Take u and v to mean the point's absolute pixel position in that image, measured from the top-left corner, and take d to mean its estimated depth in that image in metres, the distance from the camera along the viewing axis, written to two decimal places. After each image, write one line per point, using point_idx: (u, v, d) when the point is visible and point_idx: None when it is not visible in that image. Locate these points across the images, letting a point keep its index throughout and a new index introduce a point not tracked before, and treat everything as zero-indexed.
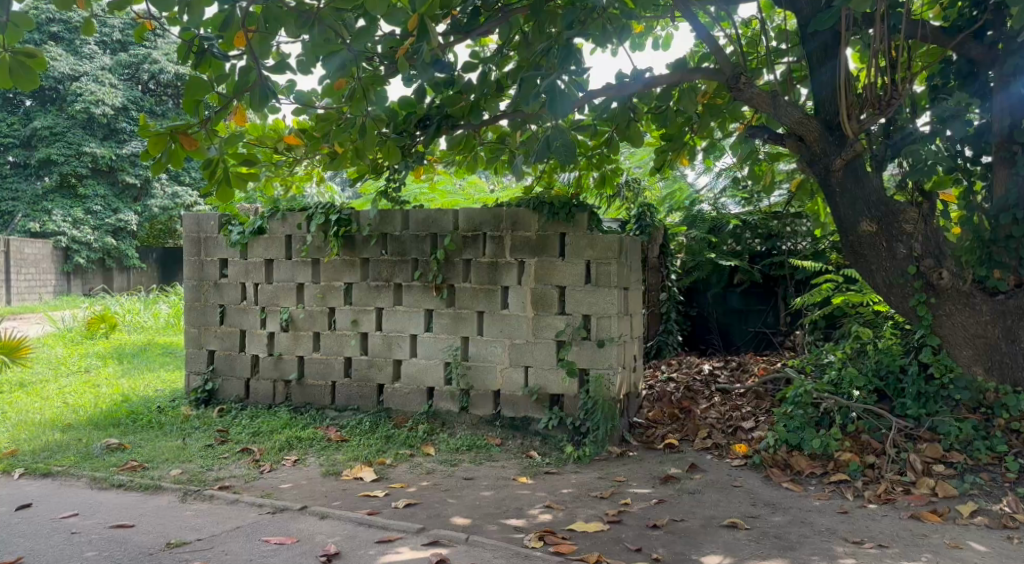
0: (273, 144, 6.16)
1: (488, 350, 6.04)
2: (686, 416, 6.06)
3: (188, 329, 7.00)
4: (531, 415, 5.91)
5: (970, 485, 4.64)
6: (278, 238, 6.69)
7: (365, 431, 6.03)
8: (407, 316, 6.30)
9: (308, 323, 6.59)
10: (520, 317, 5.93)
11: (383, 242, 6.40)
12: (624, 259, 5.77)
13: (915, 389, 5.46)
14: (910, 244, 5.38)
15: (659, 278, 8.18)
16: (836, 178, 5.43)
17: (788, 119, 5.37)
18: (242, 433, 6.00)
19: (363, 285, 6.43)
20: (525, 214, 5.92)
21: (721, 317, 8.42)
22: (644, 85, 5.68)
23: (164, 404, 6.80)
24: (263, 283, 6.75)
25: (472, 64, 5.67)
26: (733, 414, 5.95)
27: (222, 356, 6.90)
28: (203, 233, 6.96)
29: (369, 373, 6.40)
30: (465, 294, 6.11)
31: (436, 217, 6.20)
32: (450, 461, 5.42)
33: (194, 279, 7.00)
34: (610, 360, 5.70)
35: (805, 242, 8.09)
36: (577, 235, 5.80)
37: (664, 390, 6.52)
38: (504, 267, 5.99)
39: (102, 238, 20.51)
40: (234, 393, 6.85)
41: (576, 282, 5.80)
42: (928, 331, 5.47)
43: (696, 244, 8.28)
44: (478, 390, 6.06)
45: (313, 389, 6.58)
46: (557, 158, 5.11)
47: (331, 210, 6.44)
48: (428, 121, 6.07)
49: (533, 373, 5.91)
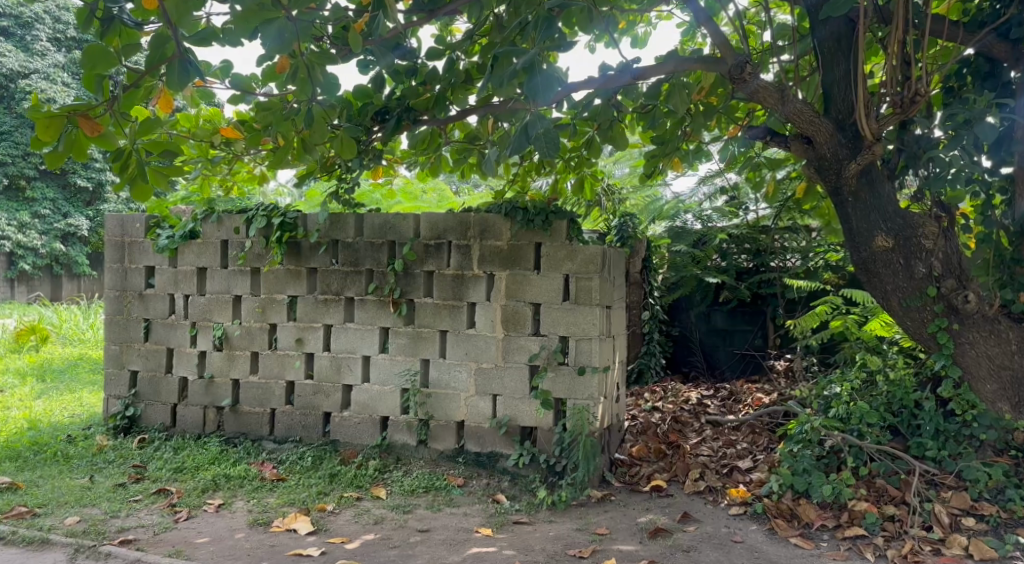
0: (207, 137, 5.38)
1: (451, 375, 5.29)
2: (674, 452, 5.32)
3: (109, 346, 6.15)
4: (499, 450, 5.16)
5: (1012, 545, 3.99)
6: (211, 244, 5.89)
7: (306, 468, 5.24)
8: (359, 334, 5.52)
9: (244, 341, 5.79)
10: (488, 339, 5.20)
11: (334, 250, 5.63)
12: (607, 274, 5.06)
13: (934, 426, 4.78)
14: (931, 262, 4.70)
15: (641, 295, 7.48)
16: (848, 185, 4.76)
17: (794, 117, 4.67)
18: (162, 470, 5.25)
19: (309, 299, 5.64)
20: (495, 220, 5.20)
21: (704, 338, 7.79)
22: (633, 78, 4.95)
23: (76, 432, 5.95)
24: (194, 294, 5.93)
25: (437, 52, 4.93)
26: (727, 451, 5.24)
27: (146, 379, 6.05)
28: (127, 237, 6.12)
29: (314, 400, 5.61)
30: (426, 311, 5.36)
31: (395, 223, 5.45)
32: (404, 507, 4.65)
33: (116, 289, 6.16)
34: (590, 390, 4.97)
35: (796, 258, 7.44)
36: (554, 246, 5.09)
37: (649, 421, 5.81)
38: (471, 281, 5.25)
39: (51, 244, 19.22)
40: (159, 419, 6.01)
41: (552, 299, 5.08)
42: (949, 360, 4.76)
43: (681, 259, 7.59)
44: (440, 420, 5.30)
45: (249, 418, 5.76)
46: (539, 150, 4.33)
47: (275, 212, 5.65)
48: (386, 114, 5.33)
49: (502, 403, 5.17)
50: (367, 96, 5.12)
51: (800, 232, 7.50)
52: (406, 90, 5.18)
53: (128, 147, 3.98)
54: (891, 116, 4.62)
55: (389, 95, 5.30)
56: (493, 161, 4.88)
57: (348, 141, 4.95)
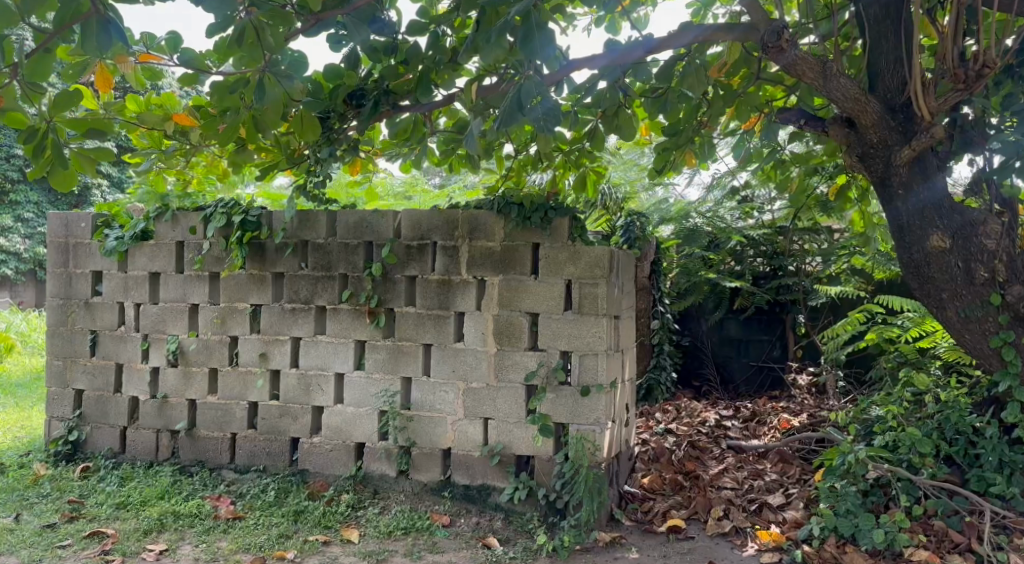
0: (157, 124, 4.61)
1: (436, 396, 4.59)
2: (692, 483, 4.56)
3: (51, 362, 5.45)
4: (491, 483, 4.47)
5: None
6: (165, 245, 5.20)
7: (269, 504, 4.55)
8: (332, 349, 4.82)
9: (201, 356, 5.10)
10: (478, 353, 4.51)
11: (303, 252, 4.93)
12: (614, 279, 4.39)
13: (997, 457, 3.97)
14: (994, 265, 3.89)
15: (649, 301, 6.73)
16: (899, 175, 3.95)
17: (838, 96, 3.84)
18: (102, 506, 4.58)
19: (275, 309, 4.95)
20: (487, 218, 4.53)
21: (717, 349, 7.08)
22: (649, 51, 4.29)
23: (12, 460, 5.25)
24: (146, 303, 5.24)
25: (420, 25, 4.16)
26: (754, 483, 4.48)
27: (92, 399, 5.35)
28: (71, 239, 5.40)
29: (280, 424, 4.92)
30: (408, 323, 4.66)
31: (372, 220, 4.77)
32: (376, 556, 3.97)
33: (59, 297, 5.44)
34: (596, 414, 4.29)
35: (816, 261, 6.77)
36: (555, 248, 4.41)
37: (662, 445, 5.02)
38: (459, 287, 4.56)
39: (35, 248, 17.77)
40: (107, 445, 5.31)
41: (553, 308, 4.40)
42: (1016, 381, 3.89)
43: (692, 262, 6.87)
44: (423, 448, 4.61)
45: (206, 443, 5.07)
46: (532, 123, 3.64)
47: (235, 209, 4.97)
48: (361, 96, 4.58)
49: (494, 428, 4.48)
50: (340, 77, 4.40)
51: (820, 234, 6.85)
52: (385, 70, 4.43)
53: (41, 125, 3.26)
54: (954, 93, 3.77)
55: (366, 75, 4.58)
56: (477, 137, 4.02)
57: (309, 122, 4.33)
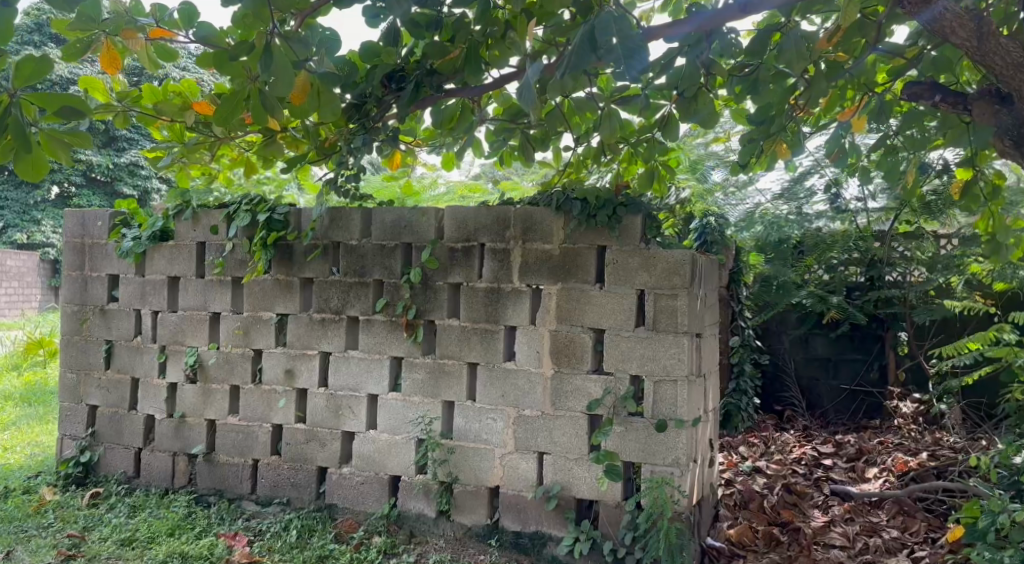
0: (178, 116, 3.93)
1: (483, 424, 3.92)
2: (793, 537, 3.79)
3: (64, 374, 4.95)
4: (547, 531, 3.78)
5: None
6: (185, 247, 4.65)
7: (290, 546, 3.92)
8: (365, 367, 4.19)
9: (222, 372, 4.53)
10: (532, 376, 3.82)
11: (334, 256, 4.32)
12: (696, 289, 3.65)
13: None
14: None
15: (728, 315, 5.92)
16: None
17: (993, 61, 2.97)
18: (105, 542, 4.02)
19: (303, 320, 4.34)
20: (544, 216, 3.84)
21: (802, 370, 6.26)
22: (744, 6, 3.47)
23: (19, 483, 4.75)
24: (164, 311, 4.70)
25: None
26: (871, 541, 3.69)
27: (107, 417, 4.83)
28: (87, 239, 4.90)
29: (307, 450, 4.31)
30: (451, 338, 4.00)
31: (412, 220, 4.13)
32: None
33: (74, 304, 4.95)
34: (674, 454, 3.57)
35: (921, 271, 5.87)
36: (624, 251, 3.69)
37: (751, 488, 4.25)
38: (509, 297, 3.88)
39: None
40: (121, 468, 4.79)
41: (620, 324, 3.68)
42: None
43: (775, 271, 6.04)
44: (467, 485, 3.94)
45: (226, 470, 4.50)
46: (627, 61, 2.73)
47: (259, 205, 4.40)
48: (401, 79, 3.73)
49: (550, 465, 3.79)
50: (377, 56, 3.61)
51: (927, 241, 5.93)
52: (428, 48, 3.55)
53: (4, 98, 2.63)
54: None
55: (406, 55, 3.76)
56: (534, 87, 2.94)
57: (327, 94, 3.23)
